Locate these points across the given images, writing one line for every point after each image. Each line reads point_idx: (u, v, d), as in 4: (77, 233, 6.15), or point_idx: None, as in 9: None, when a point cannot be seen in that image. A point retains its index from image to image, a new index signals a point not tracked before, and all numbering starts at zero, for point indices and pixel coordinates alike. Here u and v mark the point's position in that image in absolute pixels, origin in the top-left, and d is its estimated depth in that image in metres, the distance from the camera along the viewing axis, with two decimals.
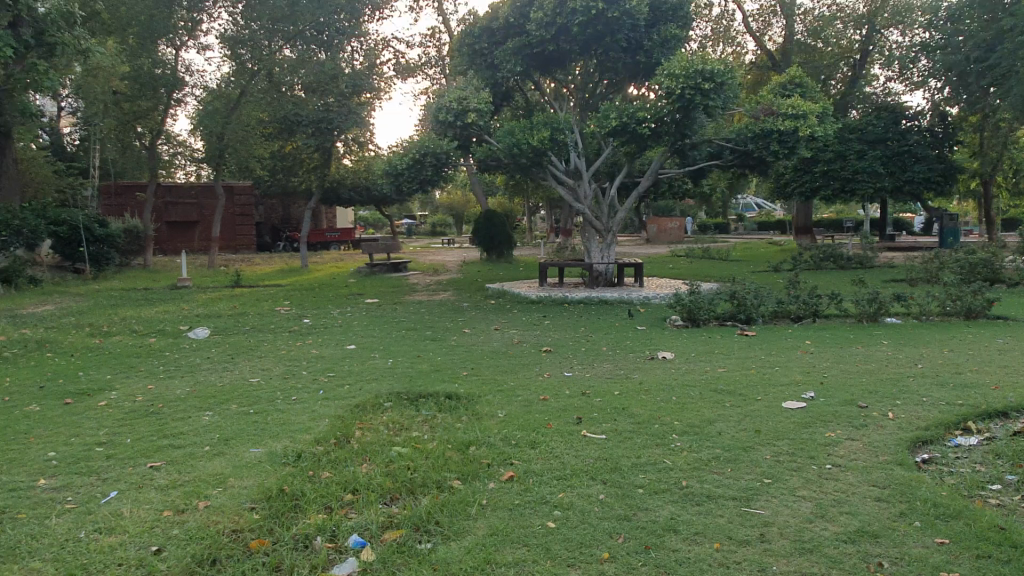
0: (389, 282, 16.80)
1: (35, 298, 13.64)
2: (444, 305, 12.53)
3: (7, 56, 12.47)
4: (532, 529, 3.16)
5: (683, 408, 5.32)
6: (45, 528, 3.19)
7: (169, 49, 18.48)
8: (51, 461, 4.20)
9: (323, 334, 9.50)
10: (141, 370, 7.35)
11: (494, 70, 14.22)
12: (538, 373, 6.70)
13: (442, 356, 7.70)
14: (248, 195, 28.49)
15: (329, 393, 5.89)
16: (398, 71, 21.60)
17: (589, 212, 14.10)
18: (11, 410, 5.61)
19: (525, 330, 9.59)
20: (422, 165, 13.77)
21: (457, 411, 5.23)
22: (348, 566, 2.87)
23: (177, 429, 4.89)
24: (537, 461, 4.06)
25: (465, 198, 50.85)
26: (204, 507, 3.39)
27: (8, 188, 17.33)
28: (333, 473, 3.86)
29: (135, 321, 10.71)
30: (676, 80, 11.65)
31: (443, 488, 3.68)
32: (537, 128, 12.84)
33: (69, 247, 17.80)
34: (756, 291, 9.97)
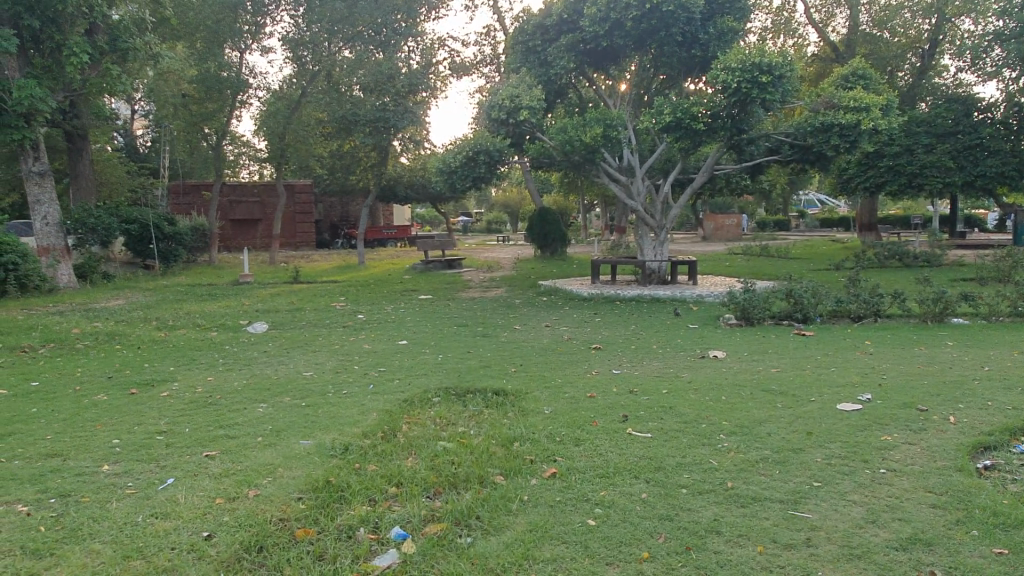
0: (444, 278, 16.97)
1: (108, 292, 14.28)
2: (497, 301, 12.61)
3: (84, 62, 13.10)
4: (571, 527, 3.16)
5: (733, 408, 5.22)
6: (106, 512, 3.34)
7: (234, 53, 19.08)
8: (115, 448, 4.40)
9: (376, 330, 9.68)
10: (201, 362, 7.61)
11: (546, 67, 14.17)
12: (586, 371, 6.68)
13: (492, 351, 7.77)
14: (307, 193, 29.18)
15: (378, 387, 6.01)
16: (454, 70, 21.85)
17: (642, 209, 13.96)
18: (80, 398, 5.89)
19: (578, 327, 9.56)
20: (476, 163, 13.89)
21: (503, 407, 5.28)
22: (389, 558, 2.92)
23: (233, 419, 5.05)
24: (581, 458, 4.05)
25: (522, 196, 50.99)
26: (254, 496, 3.50)
27: (85, 188, 18.14)
28: (378, 466, 3.93)
29: (198, 315, 11.12)
30: (733, 73, 11.43)
31: (486, 483, 3.71)
32: (590, 125, 12.76)
33: (140, 244, 18.58)
34: (814, 289, 9.72)
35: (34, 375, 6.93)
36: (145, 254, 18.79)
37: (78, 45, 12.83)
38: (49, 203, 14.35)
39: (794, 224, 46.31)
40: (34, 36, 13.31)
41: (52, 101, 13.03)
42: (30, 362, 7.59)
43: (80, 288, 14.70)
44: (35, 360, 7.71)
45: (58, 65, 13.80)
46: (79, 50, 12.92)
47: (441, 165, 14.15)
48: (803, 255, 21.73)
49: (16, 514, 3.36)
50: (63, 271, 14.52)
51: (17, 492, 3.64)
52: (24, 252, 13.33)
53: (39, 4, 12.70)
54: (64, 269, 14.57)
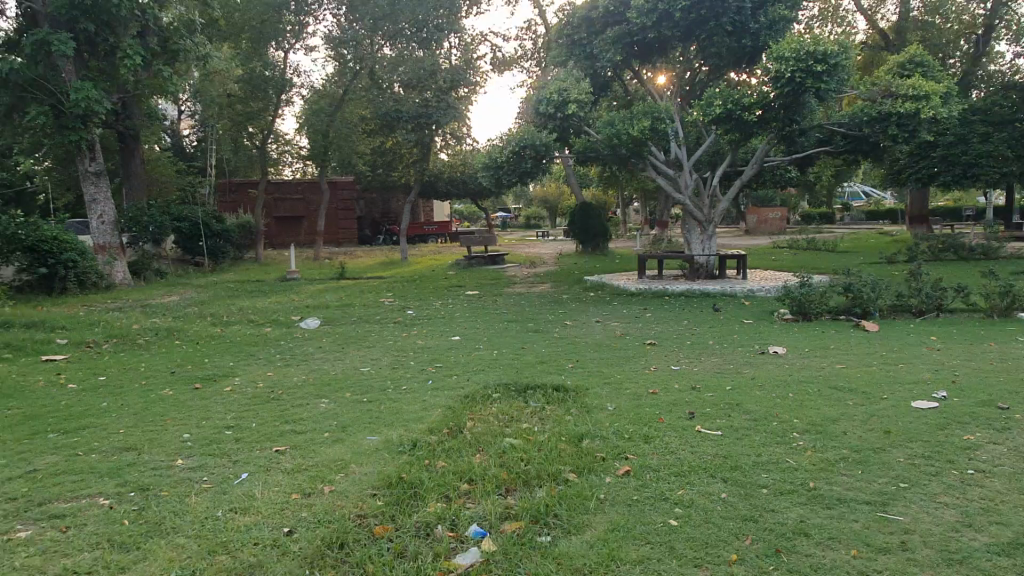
0: (489, 274, 16.95)
1: (162, 289, 14.62)
2: (544, 296, 12.53)
3: (137, 64, 13.38)
4: (653, 527, 3.09)
5: (802, 406, 5.06)
6: (187, 506, 3.38)
7: (279, 53, 19.33)
8: (187, 443, 4.46)
9: (426, 325, 9.71)
10: (259, 357, 7.72)
11: (592, 60, 14.05)
12: (645, 367, 6.59)
13: (546, 347, 7.71)
14: (350, 190, 29.48)
15: (437, 383, 5.99)
16: (496, 65, 21.82)
17: (690, 202, 13.70)
18: (148, 392, 6.02)
19: (629, 322, 9.44)
20: (522, 157, 13.84)
21: (566, 403, 5.20)
22: (471, 557, 2.88)
23: (297, 415, 5.10)
24: (653, 457, 3.96)
25: (560, 190, 50.67)
26: (329, 492, 3.51)
27: (137, 187, 18.51)
28: (447, 462, 3.91)
29: (251, 312, 11.26)
30: (786, 62, 11.12)
31: (559, 481, 3.65)
32: (638, 117, 12.55)
33: (190, 241, 18.92)
34: (873, 283, 9.45)
35: (101, 369, 7.10)
36: (195, 252, 19.12)
37: (130, 48, 13.07)
38: (104, 202, 14.69)
39: (839, 217, 45.24)
40: (89, 39, 13.53)
41: (107, 103, 13.34)
42: (95, 357, 7.80)
43: (134, 285, 15.07)
44: (100, 355, 7.92)
45: (112, 67, 14.11)
46: (131, 53, 13.20)
47: (487, 160, 14.15)
48: (853, 248, 21.21)
49: (100, 507, 3.42)
50: (119, 269, 14.89)
51: (98, 486, 3.70)
52: (82, 250, 13.68)
53: (94, 8, 12.93)
54: (120, 267, 14.95)
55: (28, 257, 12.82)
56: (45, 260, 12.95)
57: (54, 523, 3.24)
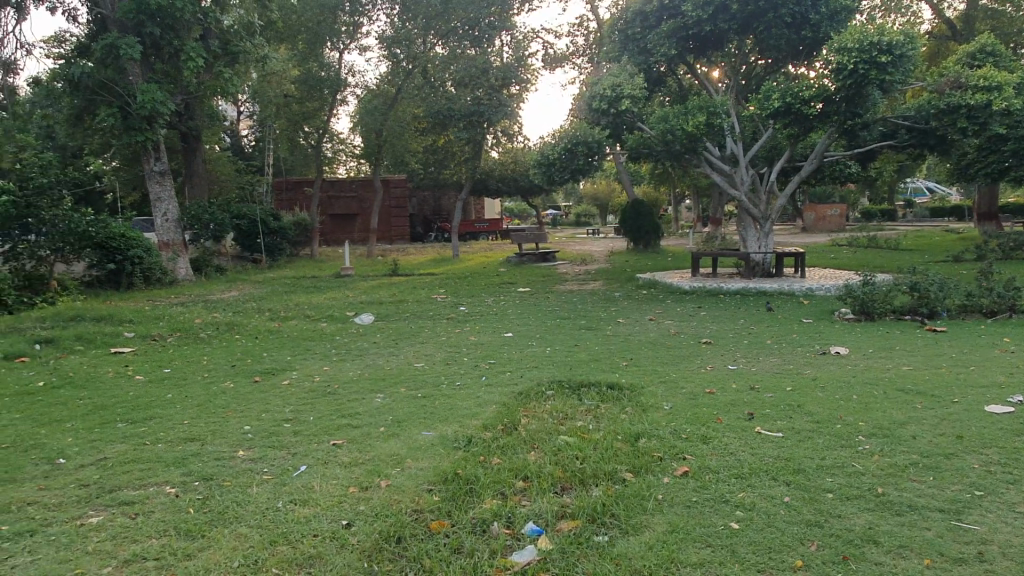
0: (539, 271, 16.91)
1: (222, 284, 15.04)
2: (597, 294, 12.42)
3: (200, 66, 13.77)
4: (714, 529, 3.03)
5: (867, 408, 4.90)
6: (249, 496, 3.45)
7: (334, 53, 19.69)
8: (247, 435, 4.56)
9: (479, 322, 9.74)
10: (316, 352, 7.87)
11: (646, 54, 13.80)
12: (701, 366, 6.46)
13: (599, 344, 7.65)
14: (403, 188, 29.80)
15: (490, 379, 6.01)
16: (547, 62, 21.73)
17: (746, 199, 13.38)
18: (210, 384, 6.20)
19: (682, 321, 9.26)
20: (574, 153, 13.78)
21: (621, 402, 5.13)
22: (529, 554, 2.87)
23: (354, 408, 5.17)
24: (712, 457, 3.88)
25: (611, 188, 50.21)
26: (386, 486, 3.54)
27: (198, 187, 19.04)
28: (502, 459, 3.90)
29: (308, 307, 11.49)
30: (848, 54, 10.78)
31: (615, 480, 3.61)
32: (693, 112, 12.30)
33: (248, 239, 19.40)
34: (940, 282, 9.09)
35: (166, 362, 7.33)
36: (253, 249, 19.59)
37: (193, 51, 13.45)
38: (168, 200, 15.14)
39: (902, 214, 43.68)
40: (155, 42, 13.93)
41: (171, 104, 13.74)
42: (160, 350, 8.04)
43: (196, 280, 15.58)
44: (165, 348, 8.18)
45: (176, 69, 14.50)
46: (194, 55, 13.57)
47: (539, 157, 14.12)
48: (917, 246, 20.46)
49: (166, 495, 3.52)
50: (182, 265, 15.40)
51: (164, 474, 3.81)
52: (147, 246, 14.14)
53: (160, 12, 13.31)
54: (182, 263, 15.46)
55: (98, 254, 13.20)
56: (114, 257, 13.43)
57: (123, 510, 3.35)
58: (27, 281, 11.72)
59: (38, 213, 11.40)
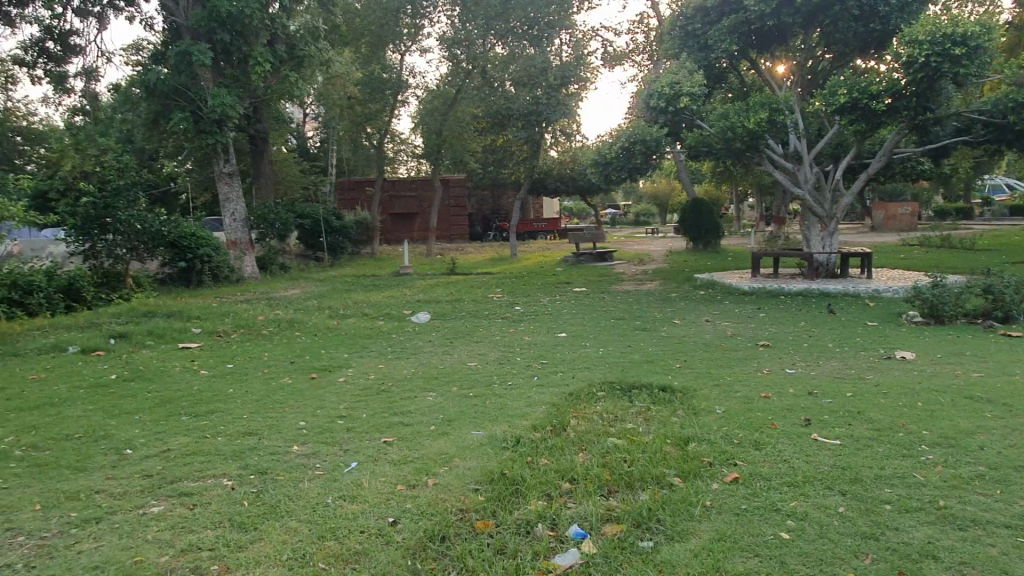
0: (596, 271, 16.82)
1: (285, 282, 15.47)
2: (653, 294, 12.28)
3: (267, 70, 14.16)
4: (764, 539, 2.95)
5: (932, 416, 4.70)
6: (300, 491, 3.54)
7: (396, 55, 19.97)
8: (302, 430, 4.68)
9: (534, 321, 9.73)
10: (372, 349, 8.02)
11: (706, 51, 13.51)
12: (757, 369, 6.31)
13: (653, 345, 7.56)
14: (462, 188, 30.08)
15: (543, 379, 6.01)
16: (606, 60, 21.56)
17: (810, 197, 13.01)
18: (269, 380, 6.38)
19: (741, 322, 9.07)
20: (632, 152, 13.64)
21: (673, 404, 5.06)
22: (571, 557, 2.86)
23: (406, 407, 5.25)
24: (764, 464, 3.79)
25: (671, 186, 49.45)
26: (433, 485, 3.58)
27: (264, 187, 19.61)
28: (550, 460, 3.89)
29: (366, 305, 11.71)
30: (920, 47, 10.37)
31: (663, 485, 3.56)
32: (754, 109, 12.02)
33: (312, 238, 19.90)
34: (1017, 284, 8.66)
35: (230, 358, 7.58)
36: (316, 248, 20.08)
37: (261, 56, 13.85)
38: (236, 201, 15.65)
39: (979, 212, 41.69)
40: (225, 49, 14.42)
41: (239, 107, 14.18)
42: (225, 346, 8.32)
43: (262, 278, 16.08)
44: (229, 344, 8.46)
45: (245, 74, 14.97)
46: (262, 60, 13.97)
47: (596, 157, 14.03)
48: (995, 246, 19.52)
49: (223, 487, 3.64)
50: (248, 263, 15.92)
51: (222, 467, 3.94)
52: (216, 245, 14.66)
53: (230, 19, 13.77)
54: (249, 261, 15.98)
55: (170, 252, 13.77)
56: (184, 255, 13.97)
57: (182, 501, 3.48)
58: (104, 278, 12.29)
59: (115, 215, 11.82)
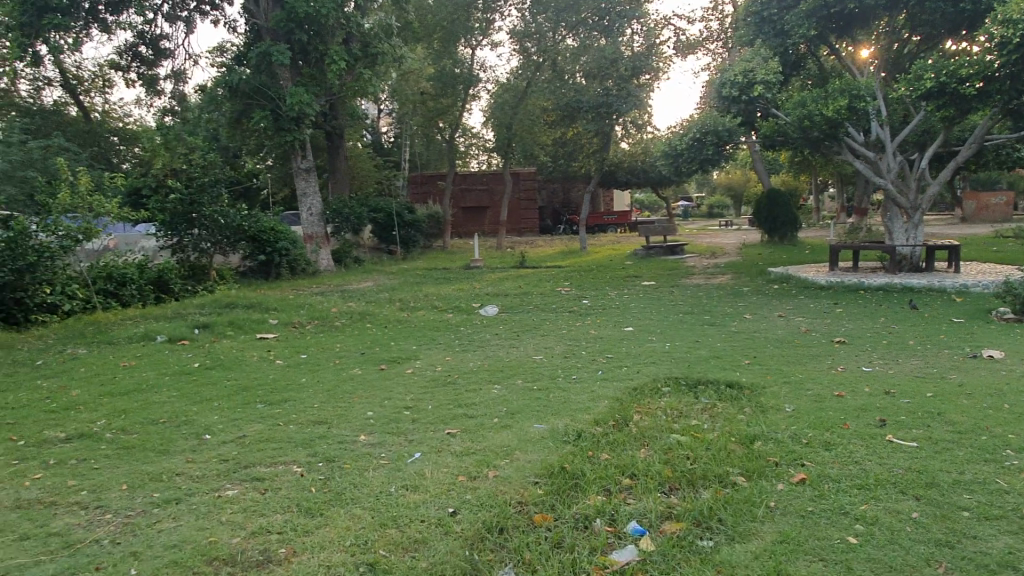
0: (666, 264, 16.59)
1: (359, 275, 15.86)
2: (724, 288, 12.03)
3: (342, 69, 14.51)
4: (830, 543, 2.86)
5: (1020, 419, 4.44)
6: (365, 479, 3.64)
7: (467, 50, 20.11)
8: (370, 419, 4.82)
9: (602, 315, 9.67)
10: (440, 342, 8.15)
11: (783, 37, 13.07)
12: (830, 366, 6.10)
13: (723, 341, 7.41)
14: (532, 181, 30.13)
15: (607, 373, 5.98)
16: (679, 49, 21.13)
17: (893, 187, 12.38)
18: (341, 371, 6.57)
19: (815, 317, 8.79)
20: (703, 143, 13.35)
21: (740, 402, 4.96)
22: (628, 554, 2.85)
23: (471, 399, 5.32)
24: (834, 465, 3.66)
25: (746, 177, 48.11)
26: (493, 477, 3.62)
27: (340, 182, 20.13)
28: (611, 455, 3.87)
29: (435, 298, 11.89)
30: (1016, 26, 9.75)
31: (726, 484, 3.50)
32: (833, 96, 11.57)
33: (384, 231, 20.33)
34: None
35: (304, 348, 7.83)
36: (389, 241, 20.50)
37: (336, 54, 14.20)
38: (312, 196, 16.13)
39: None
40: (303, 48, 14.86)
41: (315, 105, 14.59)
42: (299, 337, 8.61)
43: (336, 271, 16.54)
44: (303, 335, 8.76)
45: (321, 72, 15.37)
46: (338, 58, 14.32)
47: (667, 148, 13.79)
48: None
49: (292, 473, 3.79)
50: (324, 256, 16.40)
51: (293, 454, 4.09)
52: (293, 239, 15.15)
53: (307, 20, 14.16)
54: (324, 254, 16.45)
55: (250, 246, 14.33)
56: (264, 249, 14.51)
57: (254, 485, 3.63)
58: (190, 271, 12.90)
59: (200, 211, 12.37)
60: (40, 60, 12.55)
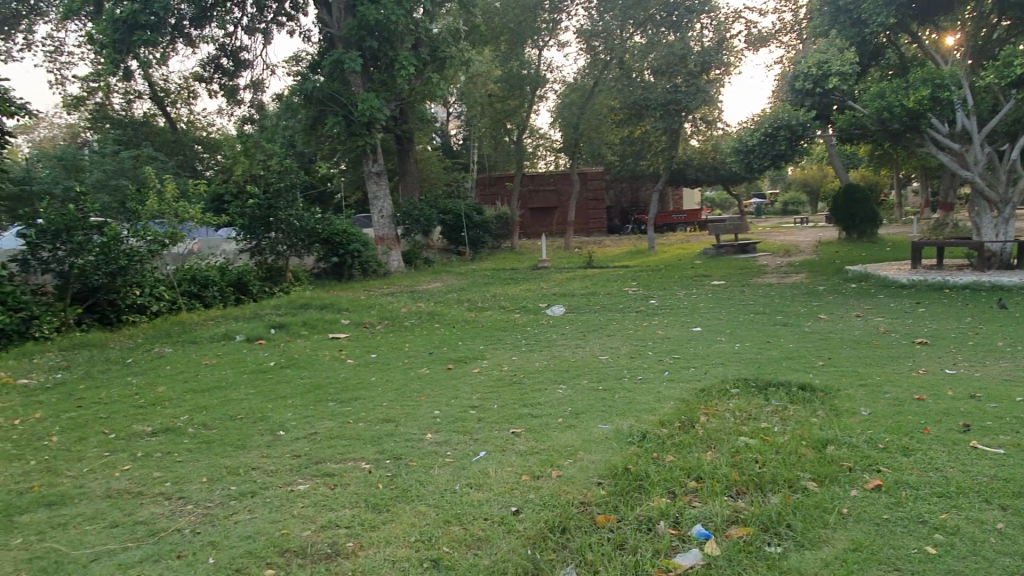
0: (738, 262, 16.21)
1: (429, 276, 16.11)
2: (798, 287, 11.68)
3: (411, 73, 14.78)
4: (907, 552, 2.75)
5: None
6: (430, 477, 3.71)
7: (534, 51, 20.15)
8: (436, 418, 4.90)
9: (670, 316, 9.53)
10: (507, 342, 8.19)
11: (860, 26, 12.57)
12: (912, 368, 5.84)
13: (796, 342, 7.19)
14: (599, 180, 29.94)
15: (673, 374, 5.90)
16: (751, 42, 20.61)
17: (981, 180, 11.77)
18: (409, 370, 6.69)
19: (894, 317, 8.44)
20: (775, 139, 12.98)
21: (813, 404, 4.80)
22: (692, 557, 2.81)
23: (536, 398, 5.34)
24: (913, 472, 3.51)
25: (823, 173, 46.48)
26: (557, 476, 3.62)
27: (409, 185, 20.49)
28: (676, 457, 3.82)
29: (503, 298, 11.95)
30: None
31: (795, 489, 3.40)
32: (915, 86, 11.07)
33: (453, 233, 20.58)
34: None
35: (375, 348, 8.01)
36: (457, 242, 20.74)
37: (405, 59, 14.47)
38: (383, 198, 16.47)
39: None
40: (374, 55, 15.20)
41: (385, 110, 14.90)
42: (370, 336, 8.82)
43: (406, 272, 16.85)
44: (374, 334, 8.96)
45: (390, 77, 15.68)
46: (407, 63, 14.59)
47: (737, 144, 13.47)
48: None
49: (361, 470, 3.89)
50: (394, 258, 16.73)
51: (362, 451, 4.20)
52: (365, 241, 15.51)
53: (376, 27, 14.47)
54: (394, 256, 16.79)
55: (324, 248, 14.74)
56: (337, 251, 14.90)
57: (325, 480, 3.75)
58: (268, 273, 13.37)
59: (276, 215, 12.81)
60: (130, 74, 13.26)
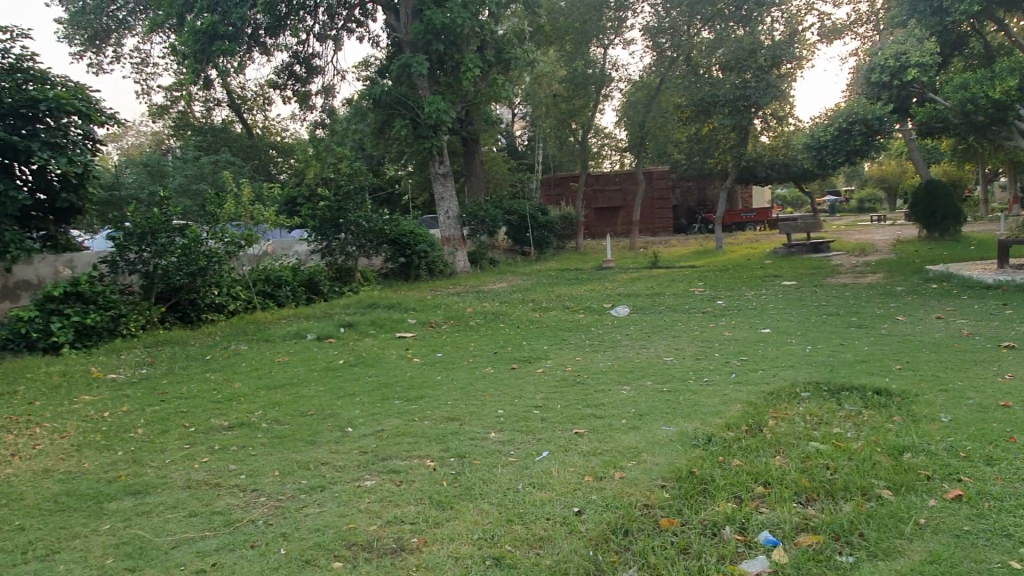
0: (810, 262, 15.73)
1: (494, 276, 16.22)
2: (875, 288, 11.25)
3: (476, 75, 14.90)
4: (989, 566, 2.62)
5: None
6: (494, 476, 3.74)
7: (599, 49, 20.02)
8: (500, 417, 4.93)
9: (738, 317, 9.33)
10: (570, 342, 8.17)
11: (943, 14, 11.98)
12: (997, 373, 5.55)
13: (872, 344, 6.93)
14: (666, 179, 29.52)
15: (741, 376, 5.78)
16: (825, 34, 19.95)
17: None
18: (473, 369, 6.76)
19: (979, 320, 8.02)
20: (850, 134, 12.52)
21: (889, 409, 4.62)
22: (758, 565, 2.76)
23: (599, 399, 5.32)
24: (996, 482, 3.34)
25: (902, 169, 44.60)
26: (620, 478, 3.60)
27: (475, 186, 20.67)
28: (744, 461, 3.74)
29: (567, 298, 11.94)
30: None
31: (869, 497, 3.29)
32: (1002, 77, 10.50)
33: (518, 233, 20.65)
34: None
35: (440, 347, 8.11)
36: (522, 242, 20.81)
37: (470, 62, 14.61)
38: (449, 200, 16.67)
39: None
40: (440, 58, 15.39)
41: (451, 112, 15.07)
42: (435, 336, 8.95)
43: (472, 272, 17.01)
44: (439, 334, 9.08)
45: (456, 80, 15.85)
46: (472, 65, 14.71)
47: (809, 140, 13.06)
48: None
49: (426, 467, 3.95)
50: (460, 258, 16.90)
51: (427, 449, 4.27)
52: (431, 242, 15.73)
53: (442, 30, 14.65)
54: (460, 256, 16.96)
55: (392, 249, 15.02)
56: (404, 251, 15.15)
57: (391, 476, 3.83)
58: (338, 273, 13.70)
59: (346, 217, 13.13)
60: (209, 83, 13.82)
